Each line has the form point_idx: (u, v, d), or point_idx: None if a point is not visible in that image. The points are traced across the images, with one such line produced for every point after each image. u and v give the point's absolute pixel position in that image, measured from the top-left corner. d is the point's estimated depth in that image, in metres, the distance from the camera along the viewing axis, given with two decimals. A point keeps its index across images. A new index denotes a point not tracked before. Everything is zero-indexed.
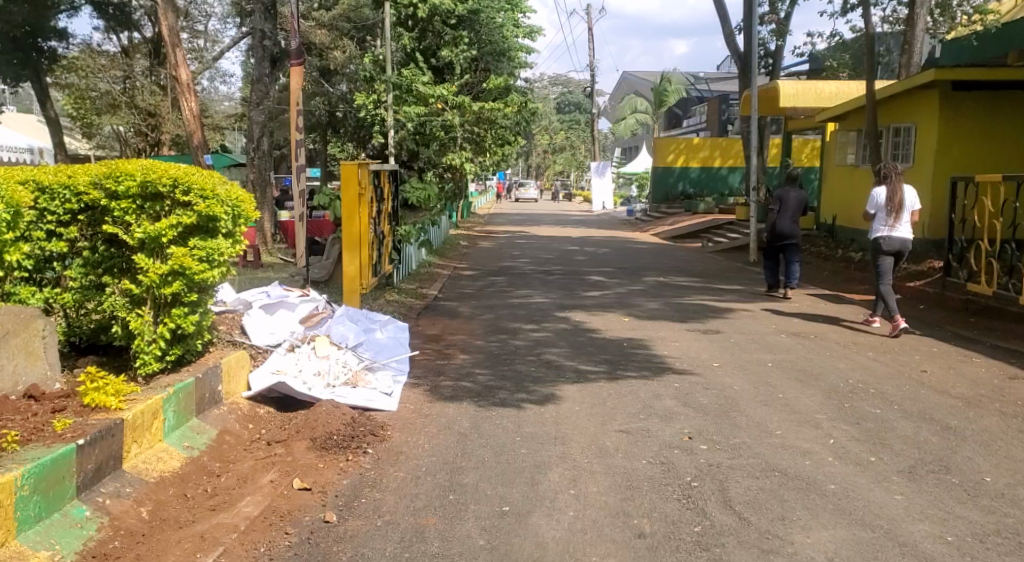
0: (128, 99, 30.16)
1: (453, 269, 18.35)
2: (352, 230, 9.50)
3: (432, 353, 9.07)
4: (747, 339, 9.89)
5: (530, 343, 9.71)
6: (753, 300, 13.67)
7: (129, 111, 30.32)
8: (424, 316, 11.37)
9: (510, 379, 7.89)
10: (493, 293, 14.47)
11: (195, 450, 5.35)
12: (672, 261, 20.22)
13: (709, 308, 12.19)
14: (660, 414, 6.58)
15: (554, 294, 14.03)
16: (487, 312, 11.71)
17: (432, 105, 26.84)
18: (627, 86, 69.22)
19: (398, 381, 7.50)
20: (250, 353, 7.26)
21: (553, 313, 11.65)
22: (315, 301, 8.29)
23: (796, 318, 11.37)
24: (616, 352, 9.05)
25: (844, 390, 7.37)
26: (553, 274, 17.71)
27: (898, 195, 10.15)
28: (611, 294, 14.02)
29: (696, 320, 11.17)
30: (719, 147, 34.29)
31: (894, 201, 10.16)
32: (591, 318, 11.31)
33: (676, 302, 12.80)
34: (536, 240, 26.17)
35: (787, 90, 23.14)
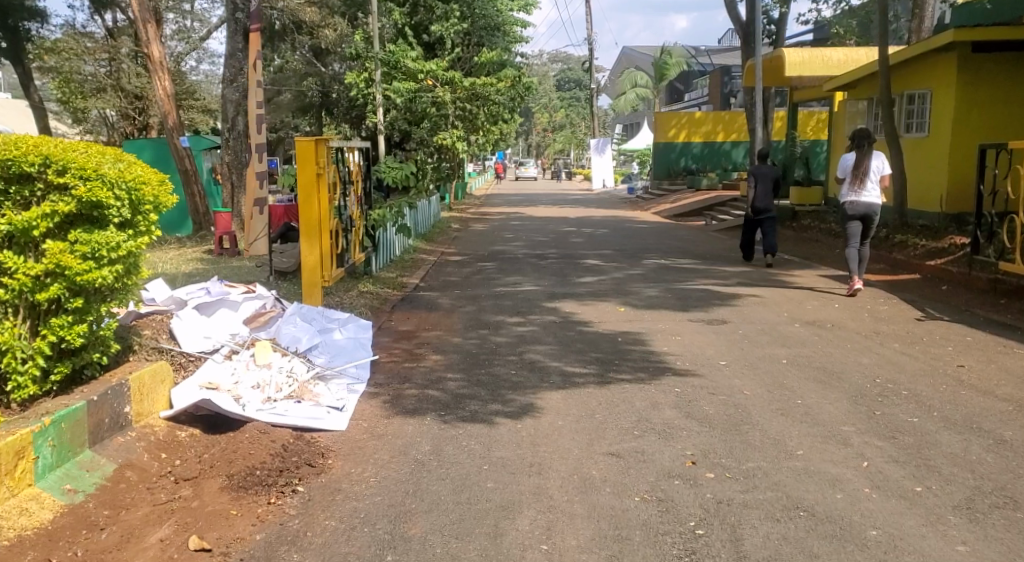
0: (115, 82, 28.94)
1: (441, 255, 17.32)
2: (311, 217, 8.53)
3: (400, 354, 8.05)
4: (756, 330, 8.86)
5: (513, 340, 8.68)
6: (760, 283, 12.62)
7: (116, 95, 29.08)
8: (399, 309, 10.34)
9: (484, 385, 6.85)
10: (480, 281, 13.45)
11: (79, 494, 4.40)
12: (673, 241, 19.18)
13: (714, 293, 11.15)
14: (657, 429, 5.54)
15: (546, 281, 13.01)
16: (470, 303, 10.68)
17: (422, 82, 25.99)
18: (627, 61, 67.97)
19: (354, 390, 6.50)
20: (178, 363, 6.23)
21: (541, 303, 10.61)
22: (262, 298, 7.28)
23: (809, 304, 10.32)
24: (609, 350, 8.01)
25: (872, 393, 6.33)
26: (547, 258, 16.67)
27: (864, 162, 10.56)
28: (607, 280, 12.99)
29: (699, 309, 10.13)
30: (722, 121, 33.05)
31: (859, 165, 10.58)
32: (584, 309, 10.28)
33: (678, 288, 11.76)
34: (531, 222, 25.14)
35: (793, 58, 21.99)
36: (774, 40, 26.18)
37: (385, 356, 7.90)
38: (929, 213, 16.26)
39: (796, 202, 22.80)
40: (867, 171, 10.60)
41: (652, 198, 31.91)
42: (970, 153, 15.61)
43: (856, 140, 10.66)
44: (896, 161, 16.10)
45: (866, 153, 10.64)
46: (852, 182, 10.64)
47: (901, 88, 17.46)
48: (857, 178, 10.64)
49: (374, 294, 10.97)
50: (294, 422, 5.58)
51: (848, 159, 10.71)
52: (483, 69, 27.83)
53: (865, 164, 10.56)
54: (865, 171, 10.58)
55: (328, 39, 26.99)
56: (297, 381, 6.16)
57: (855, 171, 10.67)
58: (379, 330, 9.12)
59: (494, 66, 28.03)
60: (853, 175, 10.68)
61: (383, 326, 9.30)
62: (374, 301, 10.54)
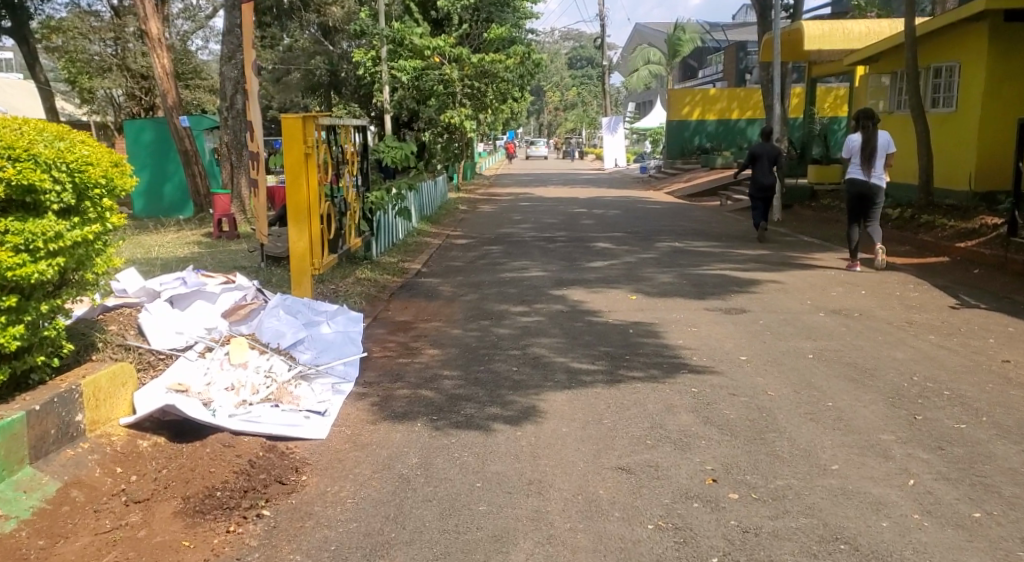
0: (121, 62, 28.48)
1: (447, 237, 16.74)
2: (300, 200, 7.96)
3: (394, 347, 7.49)
4: (778, 321, 8.26)
5: (517, 332, 8.10)
6: (780, 267, 11.99)
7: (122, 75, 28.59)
8: (397, 297, 9.77)
9: (483, 384, 6.28)
10: (485, 266, 12.90)
11: (11, 519, 3.95)
12: (687, 222, 18.54)
13: (733, 279, 10.55)
14: (673, 439, 4.97)
15: (555, 266, 12.43)
16: (472, 290, 10.12)
17: (429, 59, 25.40)
18: (640, 38, 67.03)
19: (340, 391, 5.95)
20: (147, 362, 5.68)
21: (548, 291, 10.03)
22: (245, 289, 6.73)
23: (833, 290, 9.70)
24: (619, 344, 7.43)
25: (910, 394, 5.73)
26: (556, 240, 16.06)
27: (872, 142, 10.45)
28: (618, 265, 12.38)
29: (716, 296, 9.53)
30: (737, 98, 32.18)
31: (867, 146, 10.47)
32: (593, 298, 9.69)
33: (693, 273, 11.15)
34: (542, 202, 24.57)
35: (813, 31, 21.21)
36: (793, 14, 25.36)
37: (378, 350, 7.35)
38: (955, 192, 15.59)
39: (814, 179, 22.13)
40: (874, 151, 10.52)
41: (665, 178, 31.28)
42: (1000, 128, 14.94)
43: (862, 121, 10.56)
44: (921, 137, 15.43)
45: (874, 132, 10.53)
46: (860, 162, 10.58)
47: (927, 61, 16.77)
48: (865, 158, 10.51)
49: (370, 281, 10.42)
50: (268, 430, 5.02)
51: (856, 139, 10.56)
52: (493, 46, 27.10)
53: (873, 145, 10.48)
54: (873, 151, 10.51)
55: (335, 16, 28.08)
56: (276, 382, 5.61)
57: (862, 152, 10.56)
58: (374, 320, 8.56)
59: (504, 42, 27.32)
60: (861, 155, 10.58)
61: (378, 316, 8.75)
62: (371, 289, 9.98)
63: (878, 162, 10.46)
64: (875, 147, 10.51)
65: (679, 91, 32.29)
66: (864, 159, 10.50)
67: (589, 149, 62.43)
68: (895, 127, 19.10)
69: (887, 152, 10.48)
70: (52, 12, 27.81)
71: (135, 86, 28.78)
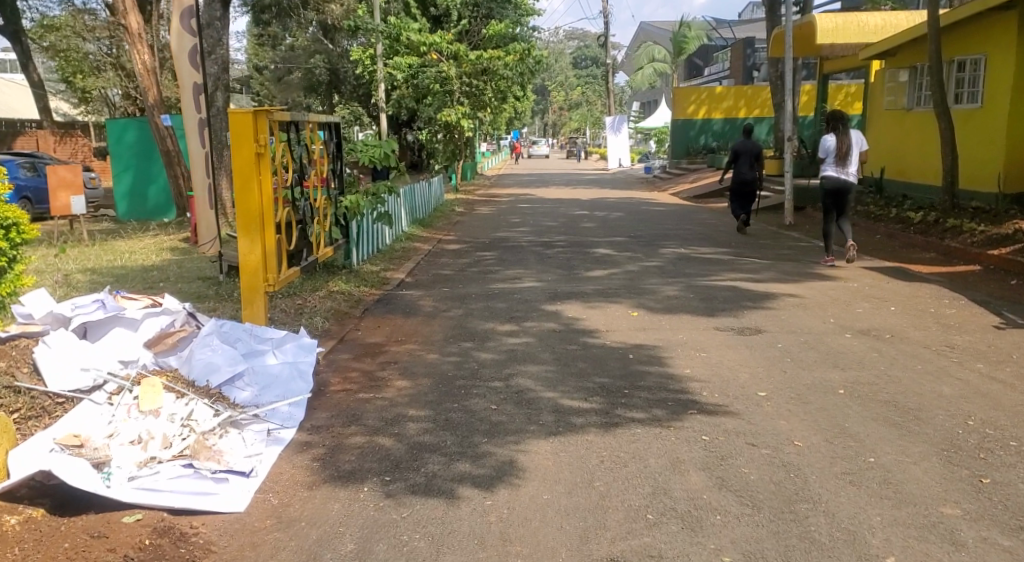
0: (115, 61, 27.93)
1: (438, 244, 15.70)
2: (251, 207, 6.96)
3: (356, 378, 6.43)
4: (800, 345, 7.24)
5: (502, 357, 7.05)
6: (796, 277, 10.95)
7: (116, 74, 28.10)
8: (371, 314, 8.73)
9: (454, 427, 5.25)
10: (475, 276, 11.90)
11: None
12: (694, 225, 17.52)
13: (747, 292, 9.51)
14: (681, 514, 3.98)
15: (550, 277, 11.38)
16: (456, 305, 9.09)
17: (426, 56, 24.66)
18: (644, 35, 66.01)
19: (278, 441, 4.96)
20: (39, 411, 4.77)
21: (540, 305, 9.00)
22: (173, 312, 5.73)
23: (860, 306, 8.66)
24: (617, 375, 6.39)
25: (969, 447, 4.70)
26: (554, 246, 15.00)
27: (846, 142, 10.30)
28: (619, 275, 11.33)
29: (728, 313, 8.50)
30: (744, 95, 31.20)
31: (842, 147, 10.29)
32: (591, 314, 8.65)
33: (703, 285, 10.10)
34: (541, 204, 23.59)
35: (825, 25, 20.15)
36: (802, 8, 24.31)
37: (339, 381, 6.31)
38: (983, 193, 14.53)
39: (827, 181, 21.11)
40: (848, 150, 10.37)
41: (669, 178, 30.27)
42: None
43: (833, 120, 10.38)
44: (946, 135, 14.43)
45: (847, 132, 10.34)
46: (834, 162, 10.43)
47: (950, 54, 15.76)
48: (839, 158, 10.40)
49: (345, 295, 9.40)
50: (169, 503, 4.10)
51: (830, 141, 10.37)
52: (492, 42, 26.00)
53: (847, 146, 10.34)
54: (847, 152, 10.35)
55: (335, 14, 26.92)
56: (196, 432, 4.63)
57: (837, 151, 10.41)
58: (342, 343, 7.51)
59: (504, 38, 26.22)
60: (835, 155, 10.41)
61: (347, 336, 7.72)
62: (343, 305, 8.95)
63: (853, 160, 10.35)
64: (848, 147, 10.34)
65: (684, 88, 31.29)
66: (839, 159, 10.34)
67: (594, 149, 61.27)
68: (915, 125, 18.09)
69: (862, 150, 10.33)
70: (44, 9, 26.72)
71: (128, 85, 28.25)
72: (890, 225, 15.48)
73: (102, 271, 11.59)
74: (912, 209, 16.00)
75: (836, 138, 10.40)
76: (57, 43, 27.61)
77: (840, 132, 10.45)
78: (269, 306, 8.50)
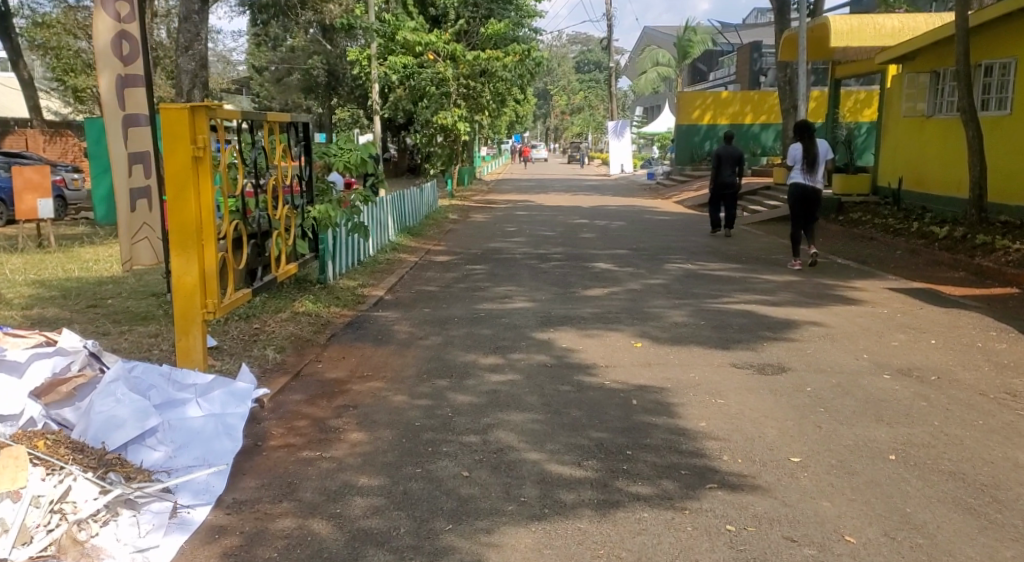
0: None
1: (427, 255, 14.62)
2: (187, 223, 5.88)
3: (304, 428, 5.35)
4: (833, 389, 6.17)
5: (482, 400, 5.98)
6: (816, 300, 9.88)
7: None
8: (337, 341, 7.62)
9: (412, 508, 4.18)
10: (461, 294, 10.82)
11: None
12: (700, 237, 16.42)
13: (765, 319, 8.44)
14: None
15: (544, 297, 10.32)
16: (436, 330, 8.02)
17: (421, 56, 23.65)
18: (647, 40, 65.09)
19: (182, 526, 3.93)
20: None
21: (531, 333, 7.92)
22: (69, 353, 4.74)
23: (895, 339, 7.58)
24: (617, 429, 5.33)
25: None
26: (551, 259, 13.92)
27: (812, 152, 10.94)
28: (620, 296, 10.25)
29: (745, 346, 7.43)
30: (751, 101, 30.15)
31: (809, 157, 10.97)
32: (589, 343, 7.59)
33: (715, 308, 9.03)
34: (540, 212, 22.52)
35: (840, 27, 19.03)
36: (814, 10, 23.23)
37: (282, 433, 5.24)
38: (1014, 207, 13.48)
39: (839, 191, 20.06)
40: (814, 159, 11.00)
41: (673, 185, 29.20)
42: None
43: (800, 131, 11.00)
44: (976, 143, 13.37)
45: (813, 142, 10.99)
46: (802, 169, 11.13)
47: (979, 57, 14.70)
48: (806, 166, 11.06)
49: (309, 319, 8.24)
50: None
51: (798, 148, 11.06)
52: (490, 42, 24.94)
53: (814, 154, 10.95)
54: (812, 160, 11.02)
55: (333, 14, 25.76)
56: (67, 521, 3.73)
57: (804, 160, 11.04)
58: (296, 380, 6.43)
59: (504, 39, 25.22)
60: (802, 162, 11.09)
61: (304, 371, 6.63)
62: (305, 330, 7.81)
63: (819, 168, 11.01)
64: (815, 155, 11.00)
65: (688, 93, 30.26)
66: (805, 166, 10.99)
67: (596, 153, 60.22)
68: (938, 133, 17.04)
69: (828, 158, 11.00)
70: (36, 6, 25.64)
71: None
72: (912, 240, 14.42)
73: (51, 284, 10.48)
74: (936, 223, 14.96)
75: (803, 147, 11.02)
76: (45, 41, 26.70)
77: (807, 142, 11.06)
78: (220, 333, 7.41)
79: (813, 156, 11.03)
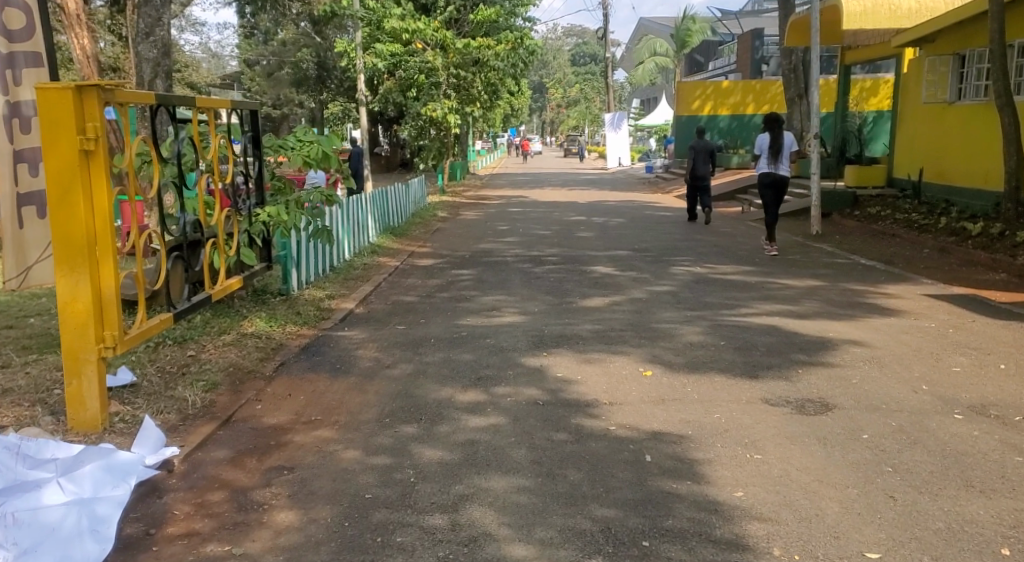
0: None
1: (410, 258, 13.39)
2: (75, 235, 4.61)
3: (217, 505, 4.13)
4: (896, 436, 4.94)
5: (455, 454, 4.75)
6: (847, 310, 8.67)
7: None
8: (286, 371, 6.38)
9: None
10: (443, 305, 9.59)
11: None
12: (707, 235, 15.20)
13: (795, 336, 7.21)
14: None
15: (538, 310, 9.07)
16: (407, 354, 6.78)
17: (409, 44, 22.38)
18: (644, 30, 63.78)
19: None
20: None
21: (519, 357, 6.69)
22: None
23: (955, 362, 6.36)
24: (627, 503, 4.12)
25: None
26: (546, 263, 12.68)
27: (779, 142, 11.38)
28: (624, 307, 9.02)
29: (778, 374, 6.19)
30: (752, 90, 28.91)
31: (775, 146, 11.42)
32: (591, 371, 6.34)
33: (736, 323, 7.80)
34: (535, 208, 21.31)
35: (851, 8, 17.49)
36: None
37: (188, 514, 4.02)
38: None
39: (853, 183, 18.83)
40: (780, 149, 11.50)
41: (673, 178, 27.98)
42: None
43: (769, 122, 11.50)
44: (1013, 132, 12.13)
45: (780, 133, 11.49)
46: (769, 159, 11.52)
47: (1014, 36, 13.39)
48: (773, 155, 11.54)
49: (255, 344, 6.96)
50: None
51: (766, 138, 11.58)
52: (481, 29, 23.60)
53: (781, 144, 11.38)
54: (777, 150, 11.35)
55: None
56: None
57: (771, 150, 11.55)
58: (226, 428, 5.20)
59: (496, 26, 23.92)
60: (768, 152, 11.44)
61: (238, 416, 5.38)
62: (249, 358, 6.53)
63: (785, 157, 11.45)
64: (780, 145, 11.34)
65: (689, 83, 28.75)
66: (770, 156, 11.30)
67: (593, 146, 58.84)
68: (965, 120, 15.72)
69: (793, 148, 11.44)
70: None
71: None
72: (940, 238, 13.20)
73: None
74: (965, 219, 13.79)
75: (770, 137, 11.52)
76: None
77: (775, 132, 11.53)
78: (142, 362, 6.15)
79: (779, 146, 11.52)
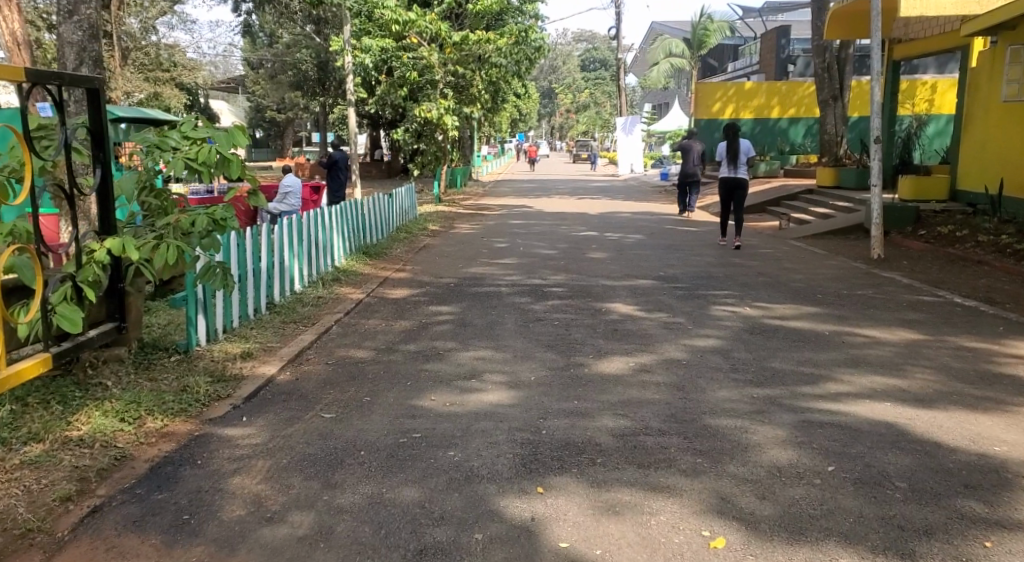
0: None
1: (379, 288, 10.72)
2: None
3: None
4: None
5: None
6: (983, 388, 5.98)
7: None
8: (91, 533, 3.78)
9: None
10: (402, 368, 6.91)
11: None
12: (745, 261, 12.50)
13: (942, 455, 4.50)
14: None
15: (534, 382, 6.38)
16: (312, 489, 4.13)
17: (404, 38, 19.85)
18: (657, 34, 61.22)
19: None
20: None
21: (496, 499, 4.03)
22: None
23: None
24: None
25: None
26: (550, 296, 10.00)
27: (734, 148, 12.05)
28: (657, 381, 6.33)
29: (951, 554, 3.53)
30: (778, 92, 26.14)
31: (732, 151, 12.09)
32: (621, 544, 3.69)
33: (835, 422, 5.11)
34: (541, 221, 18.62)
35: None
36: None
37: None
38: None
39: (909, 196, 16.10)
40: (737, 152, 12.19)
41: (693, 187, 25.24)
42: None
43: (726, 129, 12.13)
44: None
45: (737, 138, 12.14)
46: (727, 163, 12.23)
47: None
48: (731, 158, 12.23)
49: (70, 463, 4.35)
50: None
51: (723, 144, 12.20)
52: (483, 23, 20.97)
53: (737, 148, 12.03)
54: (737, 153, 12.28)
55: None
56: None
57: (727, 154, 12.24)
58: None
59: (501, 19, 21.33)
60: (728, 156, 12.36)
61: None
62: (40, 499, 3.96)
63: (741, 161, 12.15)
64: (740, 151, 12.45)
65: (708, 84, 26.23)
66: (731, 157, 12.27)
67: (604, 153, 55.94)
68: None
69: (749, 152, 12.11)
70: None
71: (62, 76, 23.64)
72: None
73: None
74: None
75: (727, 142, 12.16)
76: None
77: (731, 137, 12.18)
78: None
79: (737, 149, 12.17)
